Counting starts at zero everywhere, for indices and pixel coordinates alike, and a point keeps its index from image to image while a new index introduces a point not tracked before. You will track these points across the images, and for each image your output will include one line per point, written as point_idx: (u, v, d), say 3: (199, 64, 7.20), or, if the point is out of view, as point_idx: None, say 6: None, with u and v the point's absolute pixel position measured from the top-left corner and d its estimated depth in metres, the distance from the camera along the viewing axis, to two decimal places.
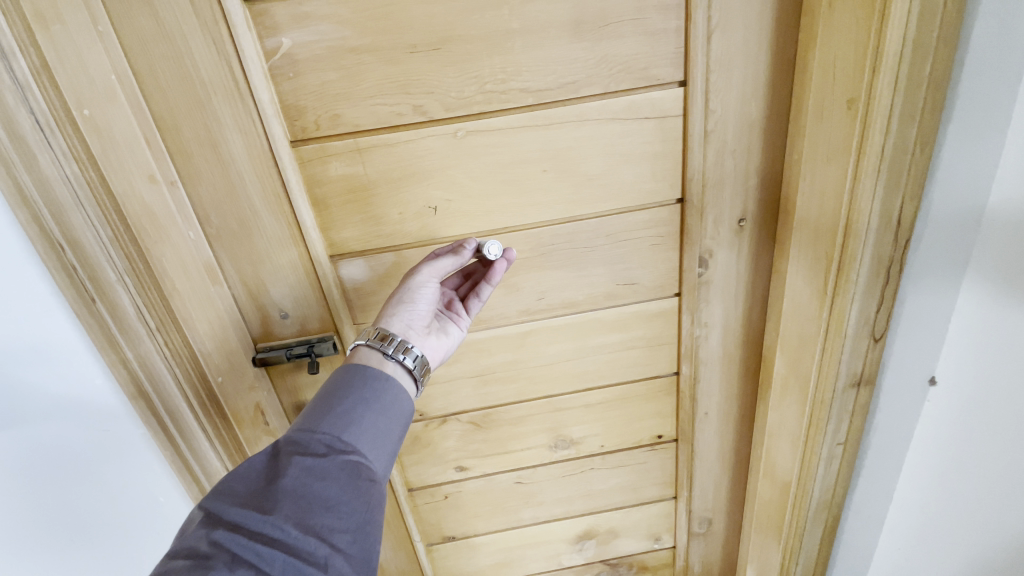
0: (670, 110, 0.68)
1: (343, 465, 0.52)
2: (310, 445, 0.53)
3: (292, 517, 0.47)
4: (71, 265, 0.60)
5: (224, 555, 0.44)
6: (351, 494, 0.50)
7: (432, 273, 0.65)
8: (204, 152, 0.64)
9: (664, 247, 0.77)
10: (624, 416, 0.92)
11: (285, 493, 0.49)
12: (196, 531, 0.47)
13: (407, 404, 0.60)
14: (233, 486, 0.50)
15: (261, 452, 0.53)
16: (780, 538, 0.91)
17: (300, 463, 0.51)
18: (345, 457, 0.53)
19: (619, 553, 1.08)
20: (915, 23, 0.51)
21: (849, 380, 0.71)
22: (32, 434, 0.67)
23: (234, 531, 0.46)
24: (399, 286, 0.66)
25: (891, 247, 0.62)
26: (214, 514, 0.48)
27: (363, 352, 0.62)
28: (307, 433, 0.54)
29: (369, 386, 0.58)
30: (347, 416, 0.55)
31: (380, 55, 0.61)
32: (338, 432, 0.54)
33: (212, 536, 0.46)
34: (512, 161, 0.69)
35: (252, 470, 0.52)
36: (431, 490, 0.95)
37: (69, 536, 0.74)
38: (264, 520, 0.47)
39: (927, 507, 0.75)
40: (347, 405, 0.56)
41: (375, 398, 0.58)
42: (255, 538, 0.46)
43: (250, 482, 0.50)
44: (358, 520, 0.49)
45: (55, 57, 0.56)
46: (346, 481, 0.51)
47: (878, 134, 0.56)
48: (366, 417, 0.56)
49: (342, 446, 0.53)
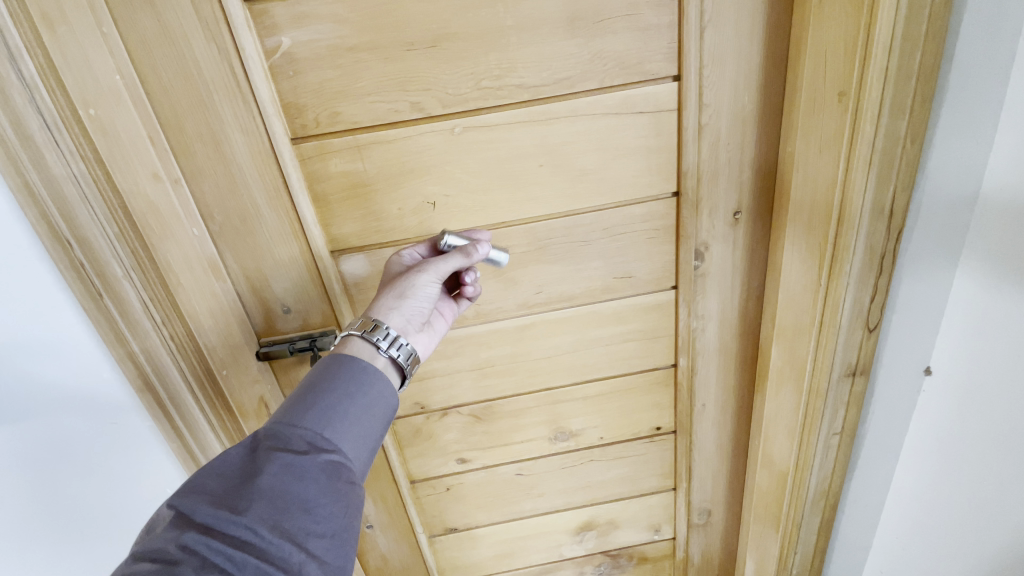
0: (665, 104, 0.69)
1: (323, 466, 0.52)
2: (291, 441, 0.53)
3: (268, 519, 0.47)
4: (78, 262, 0.62)
5: (194, 559, 0.44)
6: (330, 496, 0.50)
7: (436, 273, 0.66)
8: (207, 151, 0.65)
9: (659, 241, 0.78)
10: (623, 408, 0.93)
11: (261, 493, 0.48)
12: (165, 532, 0.46)
13: (392, 399, 0.60)
14: (206, 483, 0.50)
15: (237, 446, 0.52)
16: (778, 528, 0.92)
17: (279, 460, 0.51)
18: (325, 456, 0.53)
19: (619, 544, 1.09)
20: (903, 16, 0.52)
21: (844, 370, 0.72)
22: (44, 425, 0.69)
23: (206, 533, 0.45)
24: (400, 279, 0.66)
25: (883, 238, 0.63)
26: (184, 514, 0.47)
27: (355, 343, 0.63)
28: (288, 428, 0.54)
29: (355, 381, 0.58)
30: (330, 411, 0.56)
31: (378, 53, 0.63)
32: (320, 429, 0.54)
33: (181, 539, 0.45)
34: (509, 157, 0.70)
35: (227, 465, 0.51)
36: (432, 482, 0.96)
37: (81, 522, 0.76)
38: (238, 521, 0.46)
39: (923, 496, 0.75)
40: (330, 400, 0.56)
41: (361, 393, 0.58)
42: (228, 541, 0.45)
43: (224, 480, 0.50)
44: (334, 525, 0.49)
45: (62, 58, 0.58)
46: (325, 483, 0.51)
47: (868, 127, 0.57)
48: (349, 413, 0.57)
49: (324, 444, 0.54)
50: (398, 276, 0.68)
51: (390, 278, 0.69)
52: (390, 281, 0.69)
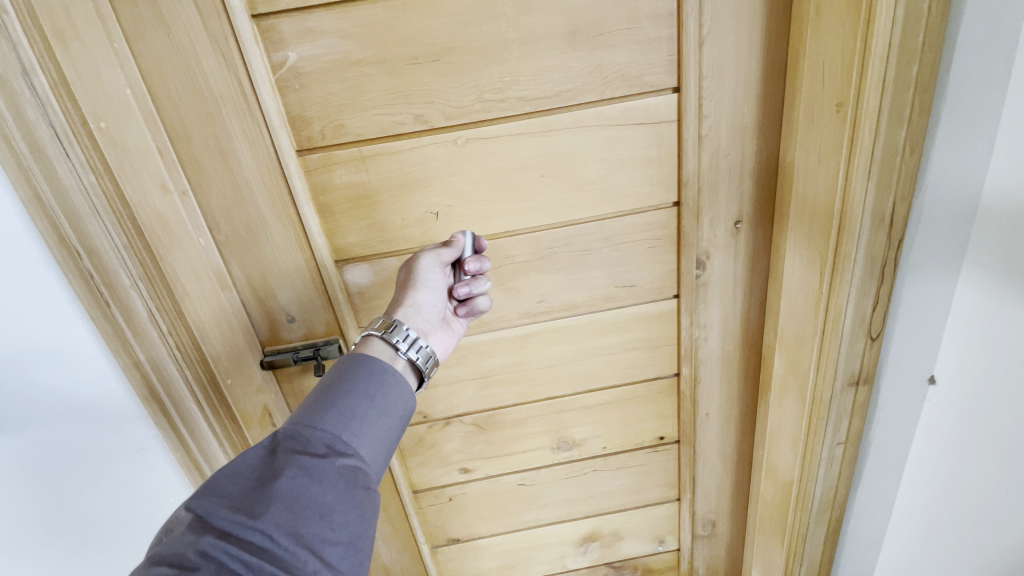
0: (665, 115, 0.70)
1: (341, 470, 0.52)
2: (309, 443, 0.53)
3: (284, 525, 0.47)
4: (88, 272, 0.63)
5: (211, 565, 0.44)
6: (347, 503, 0.50)
7: (435, 258, 0.68)
8: (214, 163, 0.66)
9: (661, 250, 0.78)
10: (625, 417, 0.93)
11: (278, 497, 0.48)
12: (183, 536, 0.46)
13: (410, 400, 0.60)
14: (223, 485, 0.50)
15: (256, 447, 0.52)
16: (784, 539, 0.91)
17: (297, 463, 0.51)
18: (344, 460, 0.53)
19: (623, 556, 1.09)
20: (900, 29, 0.52)
21: (847, 380, 0.72)
22: (48, 435, 0.70)
23: (223, 539, 0.45)
24: (406, 277, 0.68)
25: (885, 247, 0.63)
26: (201, 517, 0.47)
27: (376, 344, 0.63)
28: (307, 430, 0.54)
29: (375, 382, 0.58)
30: (349, 413, 0.56)
31: (382, 67, 0.64)
32: (338, 431, 0.54)
33: (199, 543, 0.45)
34: (511, 167, 0.71)
35: (246, 466, 0.51)
36: (435, 492, 0.96)
37: (82, 532, 0.76)
38: (254, 526, 0.46)
39: (929, 506, 0.74)
40: (350, 401, 0.56)
41: (379, 395, 0.58)
42: (244, 547, 0.45)
43: (242, 482, 0.50)
44: (349, 533, 0.49)
45: (73, 72, 0.59)
46: (342, 487, 0.51)
47: (867, 135, 0.57)
48: (368, 414, 0.57)
49: (342, 447, 0.54)
50: (404, 276, 0.69)
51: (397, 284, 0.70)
52: (397, 286, 0.70)
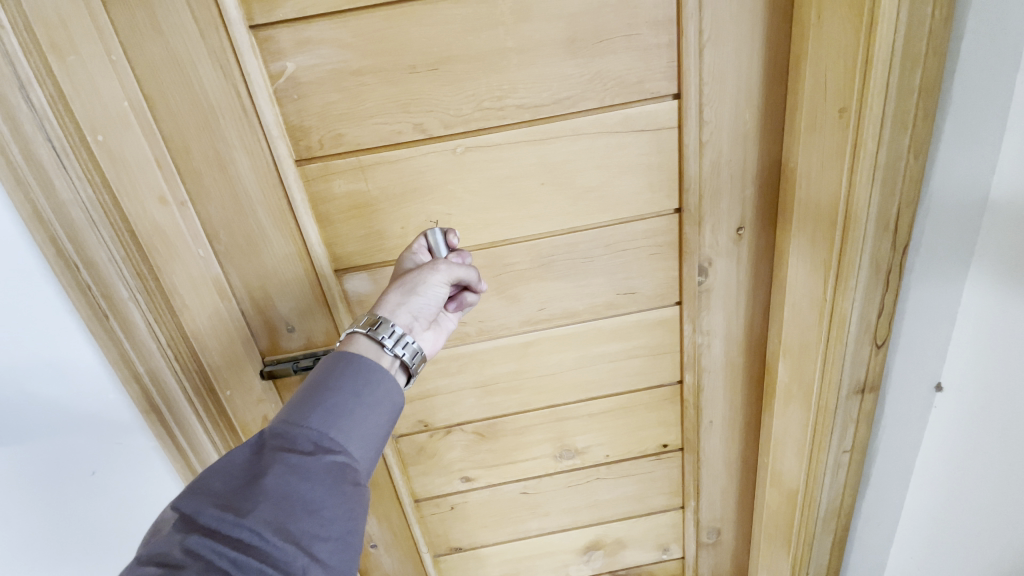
0: (666, 122, 0.69)
1: (329, 467, 0.51)
2: (296, 441, 0.52)
3: (271, 522, 0.46)
4: (86, 283, 0.63)
5: (198, 563, 0.44)
6: (335, 499, 0.49)
7: (445, 275, 0.64)
8: (213, 174, 0.66)
9: (663, 256, 0.78)
10: (628, 425, 0.92)
11: (266, 495, 0.48)
12: (170, 535, 0.46)
13: (398, 398, 0.58)
14: (210, 484, 0.49)
15: (243, 446, 0.52)
16: (789, 547, 0.90)
17: (283, 461, 0.50)
18: (331, 457, 0.52)
19: (627, 564, 1.08)
20: (903, 33, 0.52)
21: (852, 388, 0.71)
22: (47, 446, 0.69)
23: (210, 537, 0.46)
24: (410, 274, 0.65)
25: (889, 253, 0.62)
26: (189, 516, 0.47)
27: (361, 341, 0.61)
28: (294, 428, 0.53)
29: (362, 379, 0.57)
30: (336, 411, 0.54)
31: (380, 76, 0.63)
32: (326, 429, 0.53)
33: (185, 542, 0.45)
34: (510, 176, 0.70)
35: (233, 465, 0.51)
36: (436, 501, 0.95)
37: (79, 542, 0.76)
38: (241, 524, 0.46)
39: (937, 513, 0.73)
40: (337, 398, 0.55)
41: (367, 391, 0.56)
42: (231, 545, 0.45)
43: (231, 481, 0.49)
44: (338, 528, 0.49)
45: (70, 86, 0.59)
46: (330, 483, 0.50)
47: (870, 139, 0.56)
48: (355, 412, 0.55)
49: (329, 444, 0.53)
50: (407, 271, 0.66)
51: (398, 273, 0.67)
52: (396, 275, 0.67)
